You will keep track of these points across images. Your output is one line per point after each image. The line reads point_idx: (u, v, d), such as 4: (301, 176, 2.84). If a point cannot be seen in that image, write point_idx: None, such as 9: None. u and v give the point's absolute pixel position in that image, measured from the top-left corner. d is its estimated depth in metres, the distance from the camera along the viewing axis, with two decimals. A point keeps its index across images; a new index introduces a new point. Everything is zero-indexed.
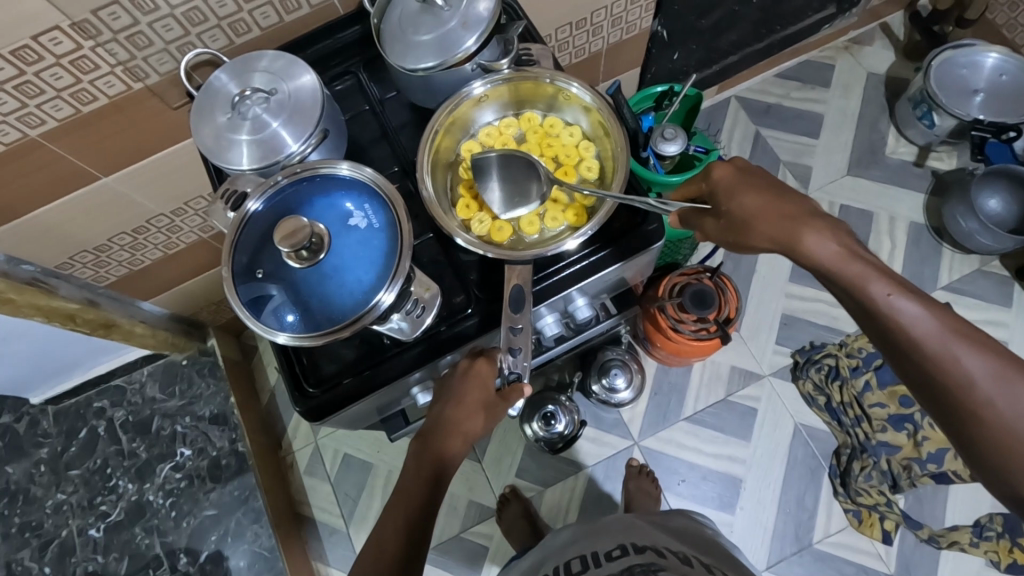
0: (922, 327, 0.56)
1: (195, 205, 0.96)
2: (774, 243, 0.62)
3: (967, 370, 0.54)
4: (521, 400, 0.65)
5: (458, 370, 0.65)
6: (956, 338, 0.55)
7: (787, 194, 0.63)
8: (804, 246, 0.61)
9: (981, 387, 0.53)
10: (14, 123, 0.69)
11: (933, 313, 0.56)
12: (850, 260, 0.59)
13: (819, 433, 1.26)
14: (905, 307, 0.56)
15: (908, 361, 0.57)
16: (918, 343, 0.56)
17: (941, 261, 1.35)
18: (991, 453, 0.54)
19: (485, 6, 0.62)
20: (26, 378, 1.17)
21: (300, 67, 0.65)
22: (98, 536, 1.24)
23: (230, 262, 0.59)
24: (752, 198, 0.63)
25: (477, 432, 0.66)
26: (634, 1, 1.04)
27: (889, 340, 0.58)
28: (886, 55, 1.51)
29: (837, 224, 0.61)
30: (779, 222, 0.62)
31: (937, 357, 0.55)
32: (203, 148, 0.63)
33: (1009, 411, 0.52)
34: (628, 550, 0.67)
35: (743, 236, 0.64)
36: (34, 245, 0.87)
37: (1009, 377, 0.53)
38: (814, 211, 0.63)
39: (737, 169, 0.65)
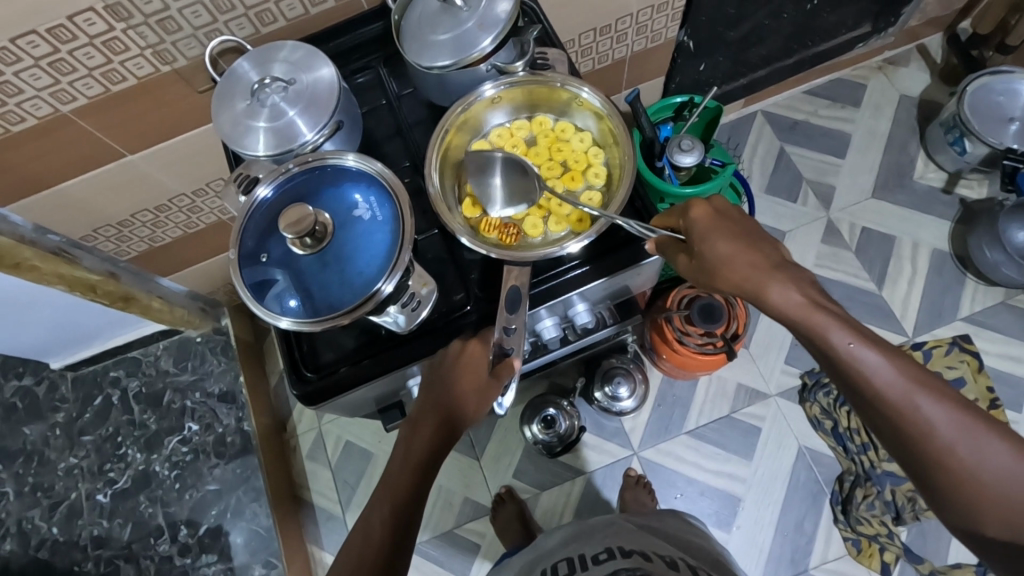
0: (885, 377, 0.58)
1: (215, 187, 0.99)
2: (741, 289, 0.63)
3: (927, 418, 0.56)
4: (513, 376, 0.62)
5: (449, 353, 0.62)
6: (917, 387, 0.57)
7: (758, 242, 0.64)
8: (769, 296, 0.62)
9: (941, 435, 0.56)
10: (47, 98, 0.72)
11: (893, 363, 0.58)
12: (814, 310, 0.61)
13: (823, 458, 1.24)
14: (869, 360, 0.58)
15: (873, 410, 0.59)
16: (881, 393, 0.58)
17: (964, 291, 1.31)
18: (952, 496, 0.56)
19: (504, 7, 0.63)
20: (48, 344, 1.22)
21: (319, 59, 0.66)
22: (105, 501, 1.29)
23: (237, 245, 0.61)
24: (726, 245, 0.63)
25: (469, 417, 0.63)
26: (660, 10, 1.04)
27: (855, 390, 0.59)
28: (921, 77, 1.47)
29: (800, 274, 0.63)
30: (748, 273, 0.63)
31: (900, 406, 0.57)
32: (221, 133, 0.65)
33: (967, 457, 0.55)
34: (614, 553, 0.66)
35: (712, 281, 0.65)
36: (61, 216, 0.91)
37: (963, 421, 0.56)
38: (782, 259, 0.64)
39: (713, 212, 0.65)
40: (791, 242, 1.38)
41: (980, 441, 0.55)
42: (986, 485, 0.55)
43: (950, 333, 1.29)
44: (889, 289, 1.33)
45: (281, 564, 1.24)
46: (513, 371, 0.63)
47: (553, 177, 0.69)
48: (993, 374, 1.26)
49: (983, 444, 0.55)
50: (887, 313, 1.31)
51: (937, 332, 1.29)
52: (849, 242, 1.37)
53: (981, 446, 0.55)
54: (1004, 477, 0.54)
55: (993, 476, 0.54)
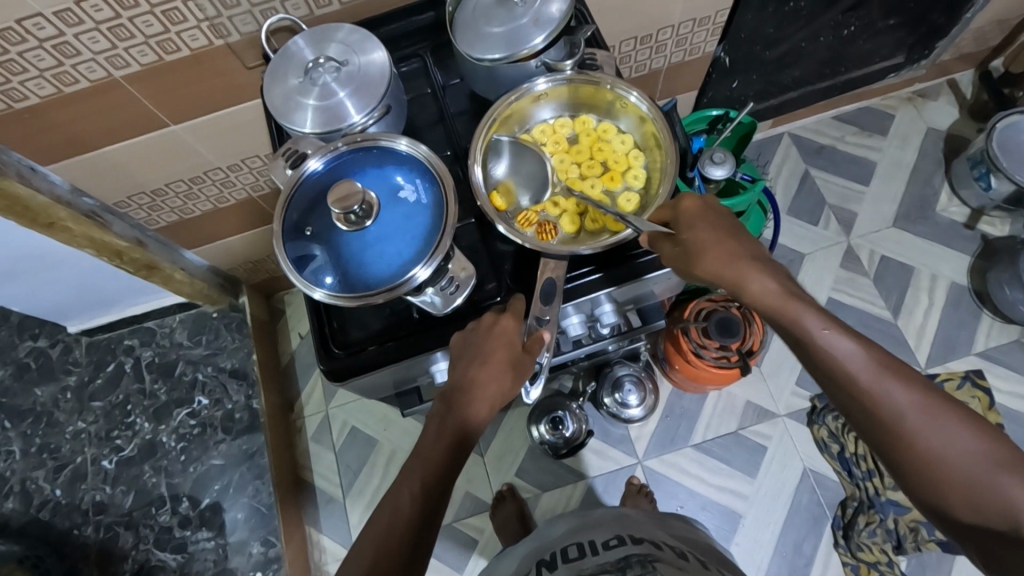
0: (852, 360, 0.57)
1: (251, 163, 1.00)
2: (719, 277, 0.62)
3: (893, 400, 0.55)
4: (543, 348, 0.64)
5: (482, 326, 0.62)
6: (884, 371, 0.56)
7: (738, 232, 0.63)
8: (746, 285, 0.61)
9: (907, 418, 0.54)
10: (103, 63, 0.73)
11: (862, 347, 0.57)
12: (788, 300, 0.60)
13: (828, 482, 1.24)
14: (838, 343, 0.57)
15: (841, 395, 0.58)
16: (848, 376, 0.57)
17: (979, 327, 1.31)
18: (921, 481, 0.54)
19: (558, 8, 0.65)
20: (68, 307, 1.24)
21: (373, 44, 0.67)
22: (110, 467, 1.30)
23: (280, 217, 0.62)
24: (708, 234, 0.62)
25: (502, 397, 0.63)
26: (701, 24, 1.06)
27: (823, 374, 0.58)
28: (950, 111, 1.48)
29: (776, 268, 0.62)
30: (725, 261, 0.61)
31: (866, 390, 0.56)
32: (272, 107, 0.66)
33: (934, 440, 0.53)
34: (625, 540, 0.68)
35: (690, 267, 0.62)
36: (98, 180, 0.92)
37: (930, 406, 0.54)
38: (762, 253, 0.63)
39: (704, 204, 0.63)
40: (810, 265, 1.39)
41: (947, 425, 0.53)
42: (954, 469, 0.52)
43: (962, 368, 1.29)
44: (905, 319, 1.33)
45: (279, 543, 1.25)
46: (542, 345, 0.64)
47: (592, 176, 0.71)
48: (1003, 411, 1.26)
49: (951, 430, 0.53)
50: (900, 343, 1.31)
51: (949, 365, 1.29)
52: (868, 269, 1.37)
53: (948, 429, 0.53)
54: (972, 460, 0.52)
55: (961, 460, 0.52)
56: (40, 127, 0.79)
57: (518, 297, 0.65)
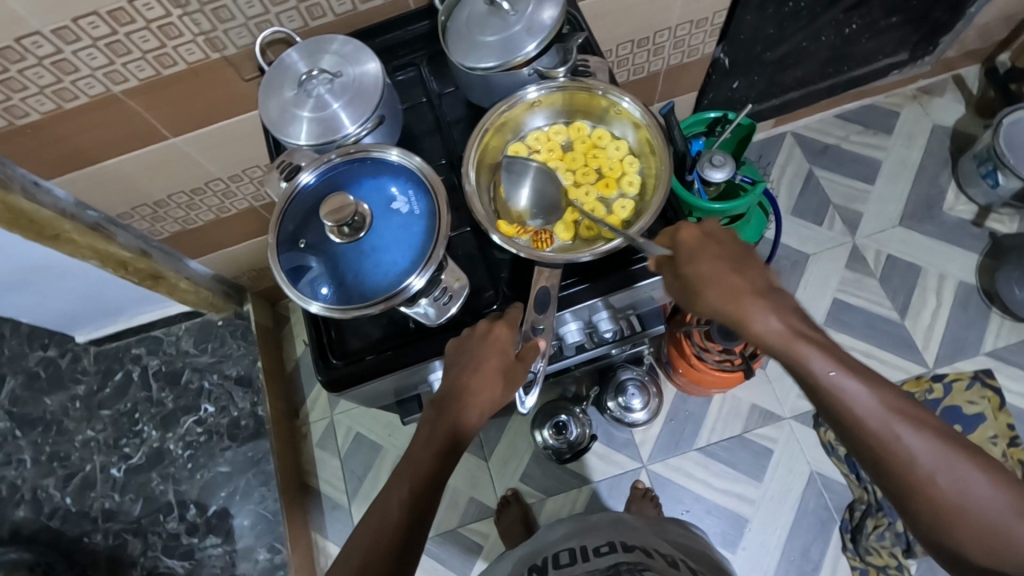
0: (865, 406, 0.55)
1: (252, 173, 1.01)
2: (723, 313, 0.61)
3: (909, 448, 0.54)
4: (538, 357, 0.63)
5: (476, 333, 0.62)
6: (898, 417, 0.55)
7: (741, 265, 0.62)
8: (751, 324, 0.60)
9: (923, 466, 0.53)
10: (102, 78, 0.74)
11: (875, 391, 0.56)
12: (795, 340, 0.58)
13: (835, 485, 1.22)
14: (851, 389, 0.56)
15: (853, 439, 0.57)
16: (861, 422, 0.56)
17: (988, 326, 1.30)
18: (935, 526, 0.54)
19: (550, 15, 0.64)
20: (75, 317, 1.25)
21: (366, 54, 0.67)
22: (118, 475, 1.32)
23: (276, 230, 0.63)
24: (711, 267, 0.61)
25: (496, 404, 0.63)
26: (699, 25, 1.05)
27: (834, 418, 0.57)
28: (956, 107, 1.46)
29: (782, 302, 0.61)
30: (728, 299, 0.61)
31: (881, 437, 0.55)
32: (267, 120, 0.67)
33: (950, 487, 0.53)
34: (616, 547, 0.67)
35: (693, 302, 0.63)
36: (101, 192, 0.93)
37: (945, 452, 0.53)
38: (767, 285, 0.62)
39: (702, 234, 0.63)
40: (815, 266, 1.37)
41: (963, 471, 0.53)
42: (970, 517, 0.52)
43: (971, 368, 1.27)
44: (912, 320, 1.32)
45: (285, 549, 1.26)
46: (537, 353, 0.64)
47: (587, 183, 0.71)
48: (1014, 412, 1.24)
49: (965, 476, 0.53)
50: (908, 343, 1.30)
51: (959, 365, 1.27)
52: (873, 268, 1.36)
53: (964, 476, 0.53)
54: (989, 509, 0.52)
55: (977, 508, 0.52)
56: (42, 142, 0.80)
57: (514, 305, 0.65)
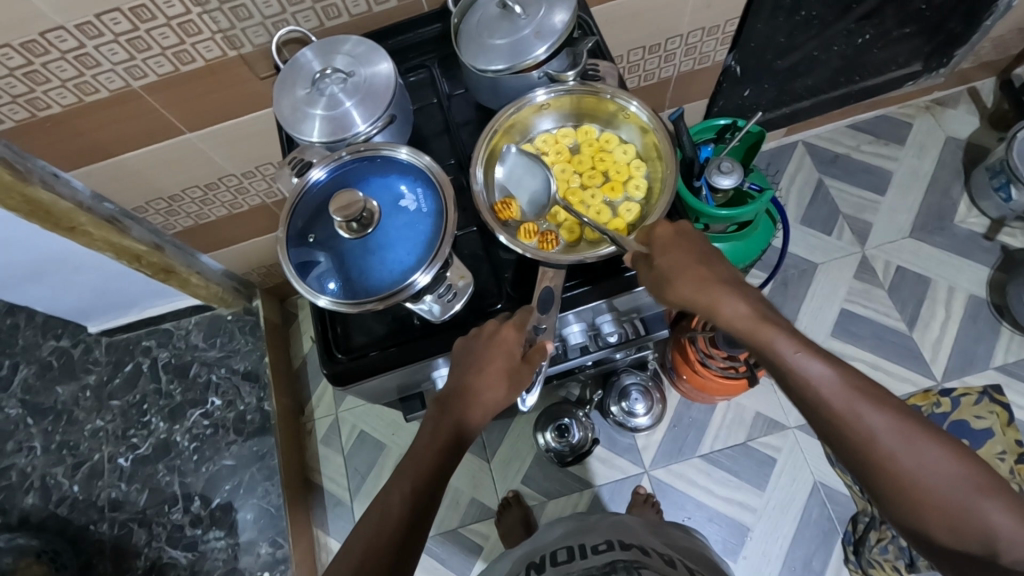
0: (827, 384, 0.55)
1: (264, 170, 1.02)
2: (693, 303, 0.61)
3: (869, 427, 0.53)
4: (544, 360, 0.64)
5: (483, 334, 0.63)
6: (860, 395, 0.54)
7: (710, 259, 0.62)
8: (719, 310, 0.60)
9: (885, 443, 0.53)
10: (121, 73, 0.76)
11: (836, 369, 0.56)
12: (760, 323, 0.59)
13: (839, 496, 1.21)
14: (811, 367, 0.56)
15: (816, 419, 0.56)
16: (823, 400, 0.55)
17: (998, 340, 1.28)
18: (899, 505, 0.53)
19: (561, 19, 0.65)
20: (88, 308, 1.27)
21: (379, 55, 0.69)
22: (126, 465, 1.34)
23: (286, 225, 0.64)
24: (679, 264, 0.60)
25: (499, 405, 0.63)
26: (710, 33, 1.06)
27: (797, 398, 0.57)
28: (970, 120, 1.46)
29: (747, 288, 0.61)
30: (698, 286, 0.60)
31: (843, 415, 0.54)
32: (280, 117, 0.68)
33: (911, 466, 0.52)
34: (614, 545, 0.67)
35: (663, 294, 0.62)
36: (117, 185, 0.95)
37: (908, 430, 0.53)
38: (733, 275, 0.63)
39: (676, 231, 0.62)
40: (823, 275, 1.37)
41: (924, 449, 0.52)
42: (933, 495, 0.51)
43: (981, 382, 1.26)
44: (920, 332, 1.31)
45: (287, 544, 1.27)
46: (543, 356, 0.64)
47: (594, 186, 0.71)
48: None
49: (928, 454, 0.52)
50: (916, 356, 1.29)
51: (967, 379, 1.26)
52: (882, 279, 1.35)
53: (927, 454, 0.52)
54: (951, 486, 0.51)
55: (940, 486, 0.51)
56: (62, 134, 0.82)
57: (525, 307, 0.65)
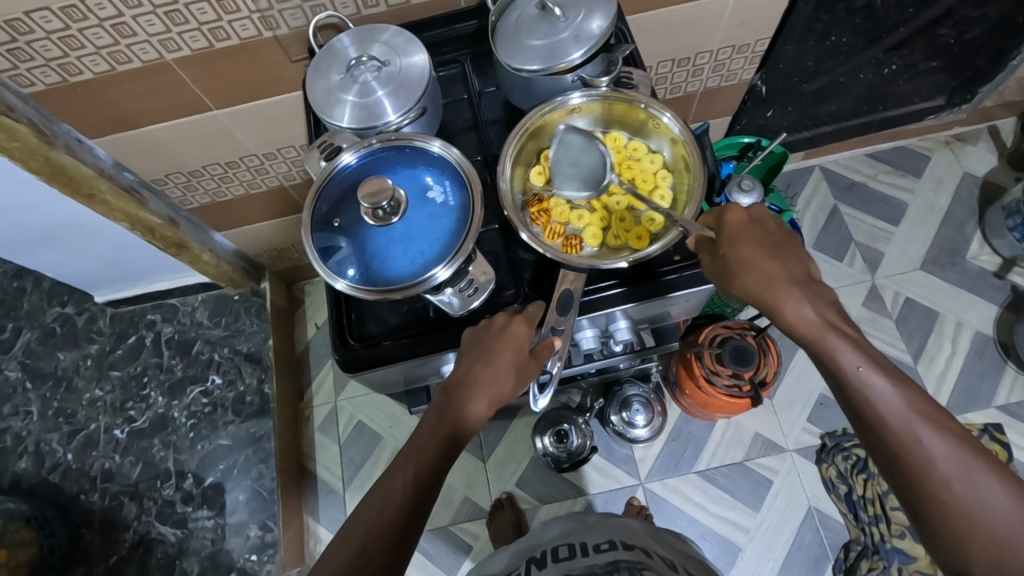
0: (890, 404, 0.54)
1: (286, 153, 1.03)
2: (757, 298, 0.60)
3: (927, 451, 0.53)
4: (551, 355, 0.64)
5: (494, 326, 0.63)
6: (919, 418, 0.54)
7: (782, 253, 0.61)
8: (783, 309, 0.59)
9: (940, 469, 0.52)
10: (156, 45, 0.76)
11: (904, 392, 0.55)
12: (828, 331, 0.58)
13: (832, 523, 1.21)
14: (877, 386, 0.55)
15: (872, 435, 0.56)
16: (883, 419, 0.55)
17: (1002, 379, 1.28)
18: (943, 532, 0.52)
19: (599, 24, 0.65)
20: (96, 277, 1.27)
21: (415, 47, 0.69)
22: (121, 437, 1.34)
23: (310, 208, 0.64)
24: (752, 251, 0.60)
25: (506, 396, 0.63)
26: (739, 51, 1.07)
27: (856, 413, 0.57)
28: (988, 157, 1.46)
29: (820, 294, 0.60)
30: (766, 283, 0.59)
31: (900, 437, 0.54)
32: (312, 100, 0.68)
33: (964, 495, 0.51)
34: (616, 545, 0.67)
35: (726, 284, 0.61)
36: (140, 157, 0.95)
37: (966, 460, 0.52)
38: (807, 277, 0.61)
39: (749, 220, 0.62)
40: None
41: (980, 482, 0.51)
42: (978, 527, 0.51)
43: (981, 419, 1.25)
44: (925, 365, 1.31)
45: (276, 528, 1.26)
46: (551, 351, 0.64)
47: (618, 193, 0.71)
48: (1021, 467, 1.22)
49: (981, 486, 0.51)
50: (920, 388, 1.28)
51: (968, 415, 1.26)
52: (890, 309, 1.35)
53: (980, 486, 0.51)
54: (999, 521, 0.50)
55: (988, 518, 0.51)
56: (90, 100, 0.83)
57: (536, 303, 0.65)
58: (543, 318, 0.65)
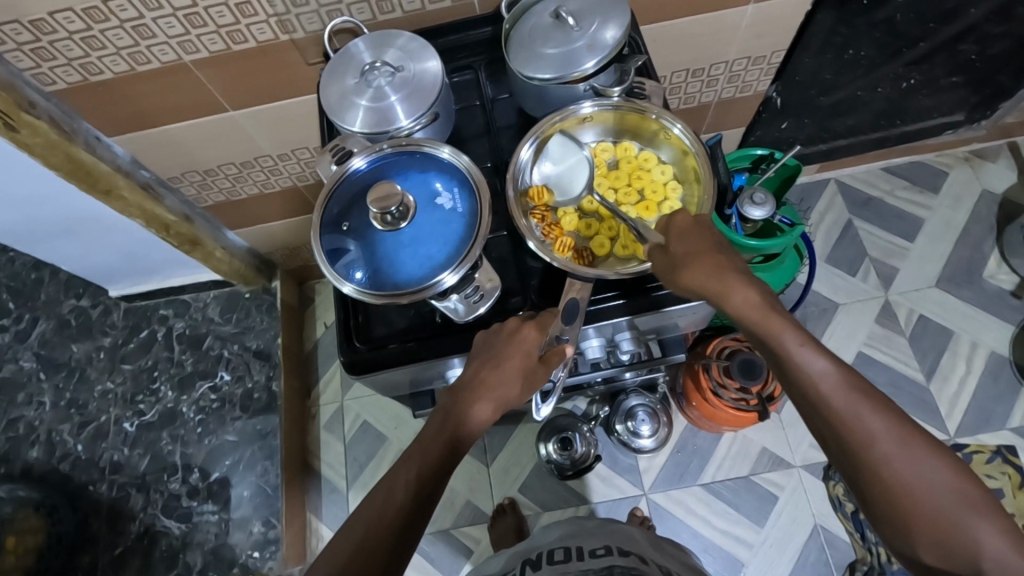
0: (828, 382, 0.54)
1: (301, 154, 1.04)
2: (703, 290, 0.60)
3: (868, 429, 0.51)
4: (561, 362, 0.64)
5: (505, 330, 0.63)
6: (857, 394, 0.53)
7: (723, 242, 0.62)
8: (728, 296, 0.59)
9: (879, 443, 0.51)
10: (175, 46, 0.78)
11: (841, 369, 0.54)
12: (768, 313, 0.58)
13: (838, 542, 1.19)
14: (814, 364, 0.55)
15: (813, 416, 0.55)
16: (822, 397, 0.54)
17: (1017, 401, 1.26)
18: (884, 510, 0.50)
19: (613, 35, 0.65)
20: (111, 270, 1.29)
21: (429, 53, 0.69)
22: (130, 429, 1.36)
23: (321, 211, 0.65)
24: (700, 246, 0.61)
25: (512, 401, 0.63)
26: (756, 63, 1.06)
27: (798, 395, 0.56)
28: (1008, 175, 1.43)
29: (760, 281, 0.60)
30: (710, 272, 0.59)
31: (841, 415, 0.53)
32: (326, 104, 0.69)
33: (904, 470, 0.50)
34: (612, 550, 0.67)
35: (676, 274, 0.60)
36: (157, 155, 0.97)
37: (905, 435, 0.51)
38: (749, 267, 0.62)
39: (696, 218, 0.63)
40: (843, 316, 1.36)
41: (921, 458, 0.50)
42: (922, 505, 0.49)
43: (994, 442, 1.23)
44: (938, 384, 1.29)
45: (279, 525, 1.27)
46: (561, 359, 0.64)
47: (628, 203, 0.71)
48: None
49: (921, 462, 0.50)
50: (932, 408, 1.26)
51: (981, 437, 1.24)
52: (903, 326, 1.33)
53: (920, 462, 0.50)
54: (940, 499, 0.48)
55: (931, 497, 0.49)
56: (111, 99, 0.84)
57: (549, 309, 0.65)
58: (553, 325, 0.65)
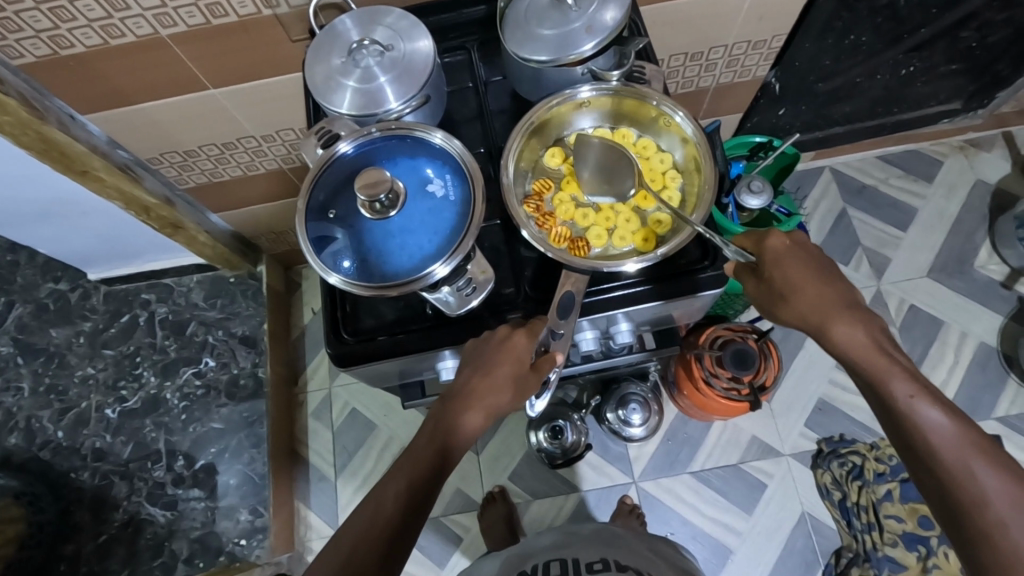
0: (941, 435, 0.53)
1: (285, 135, 1.00)
2: (806, 322, 0.59)
3: (980, 488, 0.50)
4: (552, 369, 0.63)
5: (494, 337, 0.61)
6: (972, 451, 0.51)
7: (829, 277, 0.60)
8: (831, 332, 0.58)
9: (993, 505, 0.50)
10: (151, 19, 0.74)
11: (956, 423, 0.53)
12: (878, 355, 0.56)
13: (825, 529, 1.20)
14: (928, 413, 0.53)
15: (920, 467, 0.54)
16: (933, 451, 0.53)
17: (1004, 392, 1.27)
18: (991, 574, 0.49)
19: (612, 15, 0.62)
20: (89, 253, 1.25)
21: (420, 31, 0.66)
22: (113, 416, 1.33)
23: (307, 197, 0.62)
24: (802, 276, 0.59)
25: (505, 408, 0.61)
26: (756, 47, 1.04)
27: (905, 444, 0.55)
28: (1001, 164, 1.43)
29: (871, 317, 0.58)
30: (816, 309, 0.58)
31: (954, 472, 0.51)
32: (311, 84, 0.66)
33: (1018, 536, 0.48)
34: (610, 566, 0.66)
35: (778, 308, 0.60)
36: (134, 134, 0.93)
37: (1022, 499, 0.49)
38: (857, 301, 0.59)
39: (793, 244, 0.61)
40: None
41: None
42: None
43: None
44: (926, 373, 1.29)
45: (267, 513, 1.25)
46: (553, 365, 0.63)
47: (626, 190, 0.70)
48: None
49: None
50: None
51: None
52: (894, 316, 1.33)
53: None
54: None
55: None
56: (84, 76, 0.80)
57: (538, 315, 0.63)
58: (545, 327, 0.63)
